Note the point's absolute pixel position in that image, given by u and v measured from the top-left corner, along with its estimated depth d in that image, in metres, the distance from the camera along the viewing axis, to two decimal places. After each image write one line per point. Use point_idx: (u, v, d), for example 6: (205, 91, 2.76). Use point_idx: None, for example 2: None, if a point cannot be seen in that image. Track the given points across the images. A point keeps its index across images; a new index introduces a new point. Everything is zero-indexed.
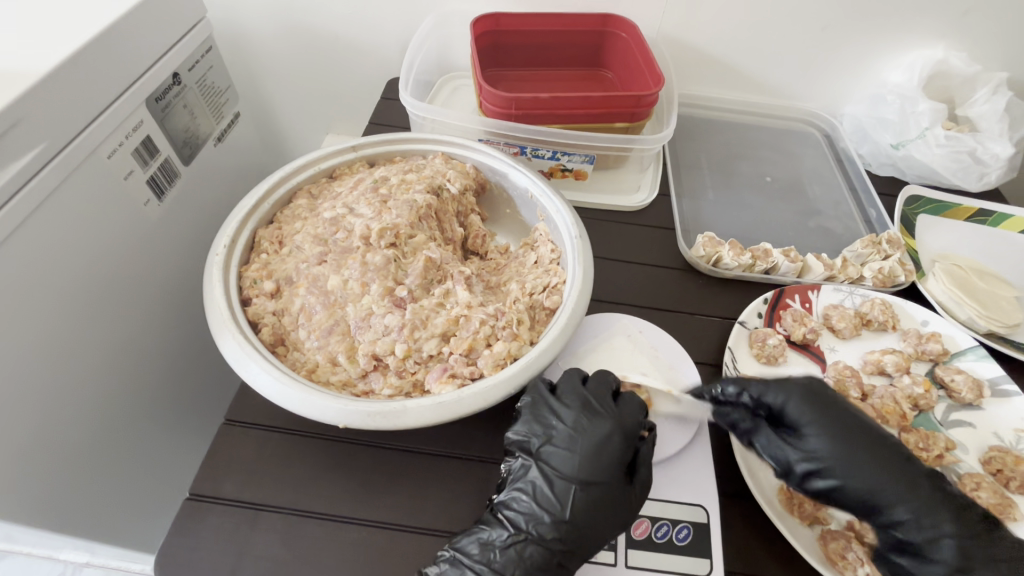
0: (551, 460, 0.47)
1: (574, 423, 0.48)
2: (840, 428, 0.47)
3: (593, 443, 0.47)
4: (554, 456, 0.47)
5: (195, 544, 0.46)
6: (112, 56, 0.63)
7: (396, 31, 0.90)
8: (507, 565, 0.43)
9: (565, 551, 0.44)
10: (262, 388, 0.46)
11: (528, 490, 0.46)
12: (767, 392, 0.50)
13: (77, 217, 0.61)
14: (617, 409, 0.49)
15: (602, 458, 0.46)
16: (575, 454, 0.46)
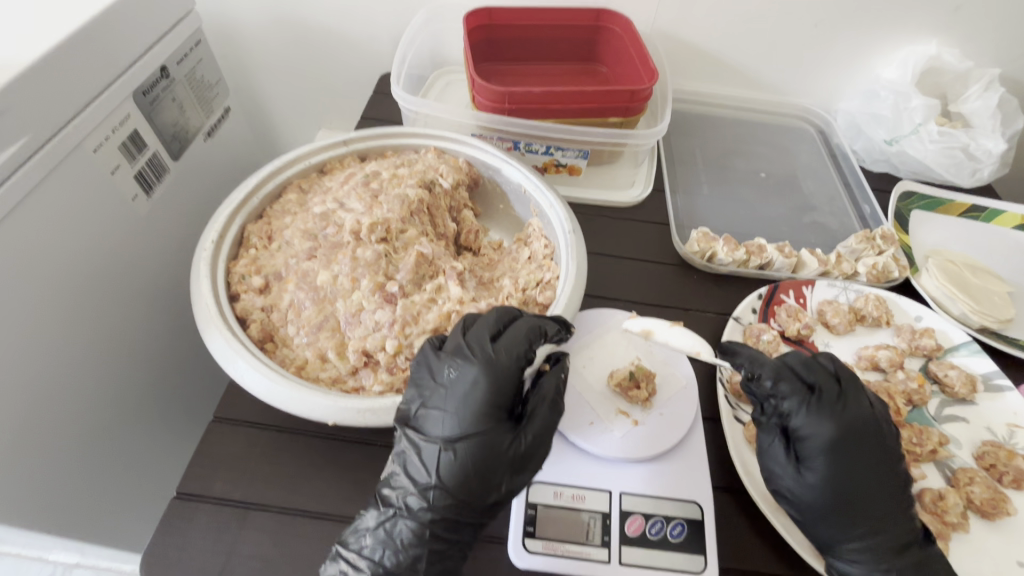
0: (425, 425, 0.43)
1: (444, 378, 0.44)
2: (847, 464, 0.46)
3: (461, 398, 0.43)
4: (434, 418, 0.43)
5: (182, 543, 0.46)
6: (98, 48, 0.62)
7: (388, 25, 0.89)
8: (378, 548, 0.42)
9: (444, 520, 0.43)
10: (251, 385, 0.46)
11: (405, 462, 0.44)
12: (798, 413, 0.48)
13: (63, 212, 0.60)
14: (492, 351, 0.45)
15: (475, 413, 0.43)
16: (448, 413, 0.43)
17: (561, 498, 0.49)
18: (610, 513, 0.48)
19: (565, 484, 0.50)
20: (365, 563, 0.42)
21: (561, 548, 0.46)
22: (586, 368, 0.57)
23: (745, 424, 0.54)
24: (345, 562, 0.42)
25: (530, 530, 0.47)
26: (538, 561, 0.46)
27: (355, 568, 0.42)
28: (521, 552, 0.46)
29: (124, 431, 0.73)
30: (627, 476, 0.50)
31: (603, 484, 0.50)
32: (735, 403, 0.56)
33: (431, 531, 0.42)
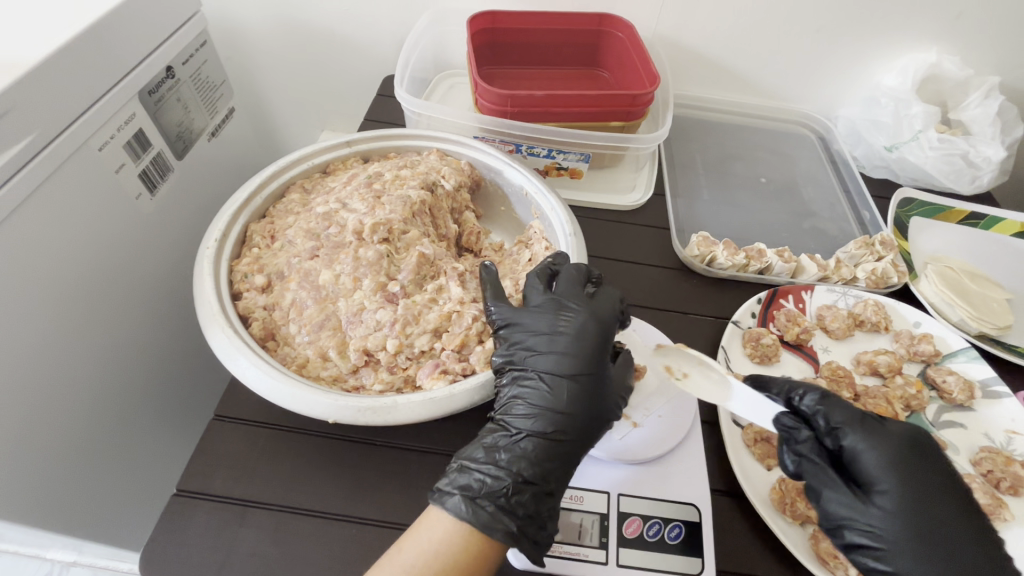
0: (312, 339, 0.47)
1: (551, 325, 0.49)
2: (926, 505, 0.43)
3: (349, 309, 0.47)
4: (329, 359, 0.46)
5: (181, 539, 0.46)
6: (104, 48, 0.63)
7: (392, 28, 0.90)
8: (516, 462, 0.44)
9: (568, 442, 0.46)
10: (251, 381, 0.46)
11: (522, 393, 0.47)
12: (850, 435, 0.46)
13: (70, 210, 0.61)
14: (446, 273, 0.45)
15: (587, 349, 0.48)
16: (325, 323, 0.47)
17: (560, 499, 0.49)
18: (608, 514, 0.48)
19: None
20: (502, 472, 0.43)
21: (558, 549, 0.46)
22: None
23: (744, 428, 0.55)
24: (478, 472, 0.43)
25: None
26: (536, 561, 0.46)
27: (492, 476, 0.43)
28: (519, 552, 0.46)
29: (128, 428, 0.74)
30: (625, 478, 0.50)
31: (601, 485, 0.50)
32: None
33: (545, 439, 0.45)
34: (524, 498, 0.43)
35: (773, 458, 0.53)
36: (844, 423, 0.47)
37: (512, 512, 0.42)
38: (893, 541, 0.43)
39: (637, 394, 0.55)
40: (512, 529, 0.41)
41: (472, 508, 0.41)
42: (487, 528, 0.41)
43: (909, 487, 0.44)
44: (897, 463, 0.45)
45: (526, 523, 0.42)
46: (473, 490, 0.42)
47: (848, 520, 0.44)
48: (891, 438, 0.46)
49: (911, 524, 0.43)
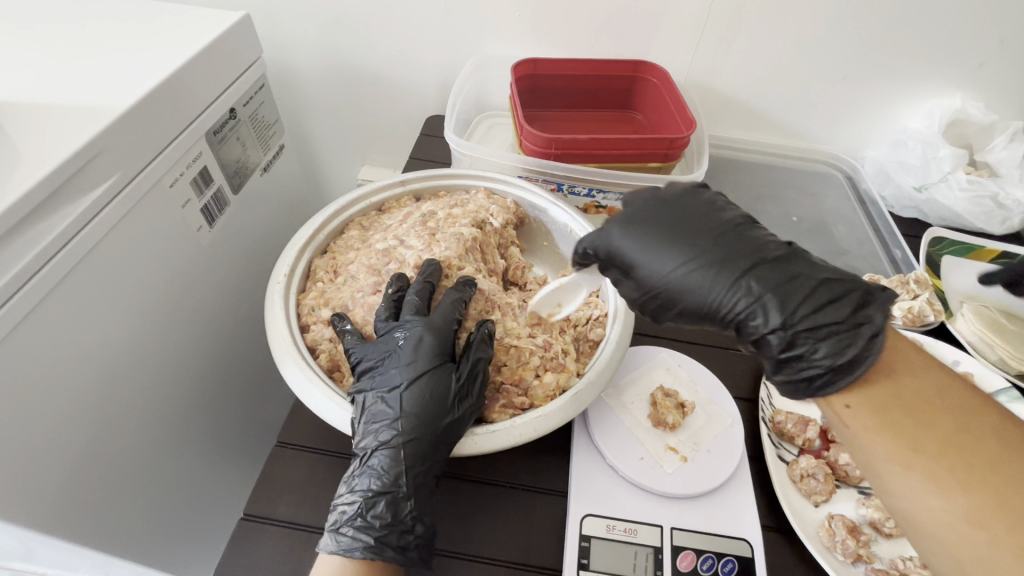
0: (382, 381, 0.50)
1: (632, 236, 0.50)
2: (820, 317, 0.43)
3: (415, 350, 0.50)
4: (402, 400, 0.48)
5: (250, 563, 0.48)
6: (181, 94, 0.68)
7: (437, 73, 0.95)
8: (363, 485, 0.47)
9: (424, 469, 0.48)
10: (324, 412, 0.49)
11: (375, 415, 0.48)
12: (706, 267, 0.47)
13: (142, 243, 0.65)
14: (435, 321, 0.53)
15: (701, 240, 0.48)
16: (403, 368, 0.50)
17: (614, 531, 0.50)
18: (662, 547, 0.49)
19: (617, 517, 0.51)
20: (358, 498, 0.46)
21: None
22: (635, 403, 0.58)
23: (789, 464, 0.56)
24: (352, 497, 0.46)
25: (585, 563, 0.48)
26: None
27: (347, 502, 0.46)
28: None
29: (193, 453, 0.77)
30: (675, 511, 0.51)
31: (654, 518, 0.51)
32: (778, 443, 0.58)
33: (408, 460, 0.47)
34: (372, 527, 0.46)
35: (820, 495, 0.53)
36: (609, 238, 0.50)
37: (369, 527, 0.46)
38: (754, 305, 0.44)
39: (687, 428, 0.56)
40: (371, 542, 0.45)
41: (343, 538, 0.45)
42: (347, 552, 0.44)
43: (771, 260, 0.46)
44: (668, 258, 0.47)
45: (398, 548, 0.46)
46: (352, 517, 0.46)
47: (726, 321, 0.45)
48: (659, 233, 0.48)
49: (728, 281, 0.45)
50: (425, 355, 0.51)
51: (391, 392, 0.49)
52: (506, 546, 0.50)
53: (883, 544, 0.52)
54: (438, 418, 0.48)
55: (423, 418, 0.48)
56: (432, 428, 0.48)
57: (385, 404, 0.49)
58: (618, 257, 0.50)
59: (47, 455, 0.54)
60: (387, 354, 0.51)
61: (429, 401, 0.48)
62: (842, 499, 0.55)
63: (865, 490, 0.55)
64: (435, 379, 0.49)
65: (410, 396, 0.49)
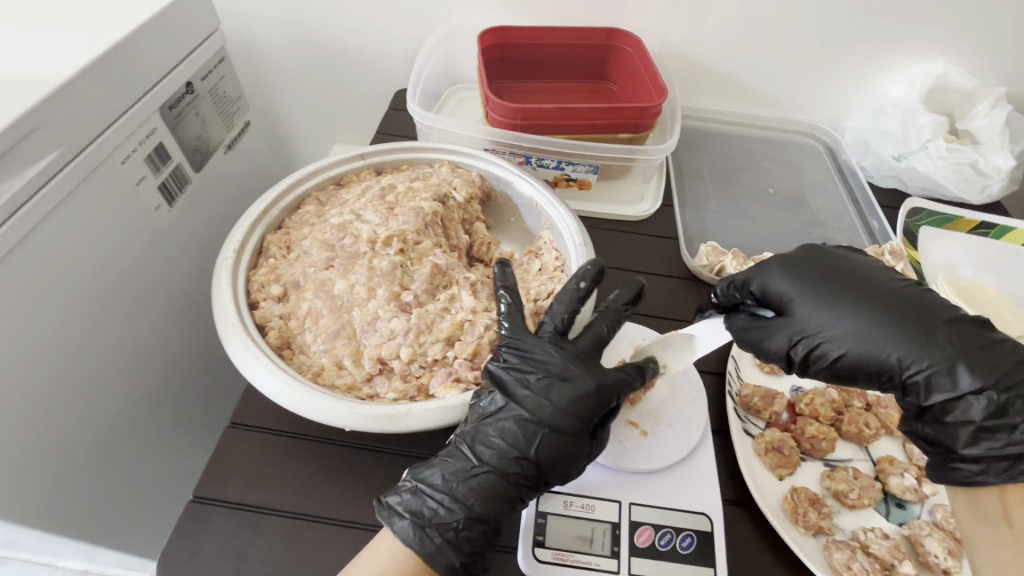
0: (525, 404, 0.46)
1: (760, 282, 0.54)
2: (860, 329, 0.48)
3: (578, 397, 0.46)
4: (544, 441, 0.45)
5: (197, 545, 0.47)
6: (129, 64, 0.65)
7: (404, 44, 0.92)
8: (469, 496, 0.44)
9: (525, 485, 0.45)
10: (268, 389, 0.47)
11: (503, 428, 0.46)
12: (771, 286, 0.53)
13: (90, 221, 0.63)
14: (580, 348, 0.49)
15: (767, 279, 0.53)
16: (551, 404, 0.46)
17: (570, 507, 0.49)
18: (620, 523, 0.48)
19: (575, 493, 0.50)
20: (455, 504, 0.44)
21: (569, 558, 0.46)
22: None
23: (755, 437, 0.55)
24: (432, 499, 0.44)
25: (540, 540, 0.47)
26: (548, 570, 0.46)
27: (444, 506, 0.44)
28: (531, 561, 0.46)
29: (143, 438, 0.75)
30: (633, 486, 0.51)
31: (612, 494, 0.50)
32: (745, 417, 0.57)
33: (515, 493, 0.45)
34: (472, 534, 0.44)
35: (784, 468, 0.53)
36: (764, 276, 0.53)
37: (457, 547, 0.43)
38: (903, 345, 0.46)
39: (648, 403, 0.56)
40: (453, 564, 0.42)
41: (421, 537, 0.42)
42: (429, 560, 0.42)
43: (949, 319, 0.47)
44: (821, 298, 0.50)
45: (471, 561, 0.43)
46: (424, 518, 0.43)
47: (790, 343, 0.50)
48: (810, 276, 0.52)
49: (888, 320, 0.47)
50: (569, 395, 0.46)
51: (531, 423, 0.46)
52: None
53: (844, 515, 0.52)
54: (569, 466, 0.45)
55: (543, 460, 0.45)
56: (561, 474, 0.45)
57: (521, 430, 0.46)
58: (771, 294, 0.53)
59: None
60: (542, 377, 0.47)
61: (569, 442, 0.45)
62: (806, 472, 0.54)
63: (830, 463, 0.55)
64: (557, 420, 0.45)
65: (551, 440, 0.45)
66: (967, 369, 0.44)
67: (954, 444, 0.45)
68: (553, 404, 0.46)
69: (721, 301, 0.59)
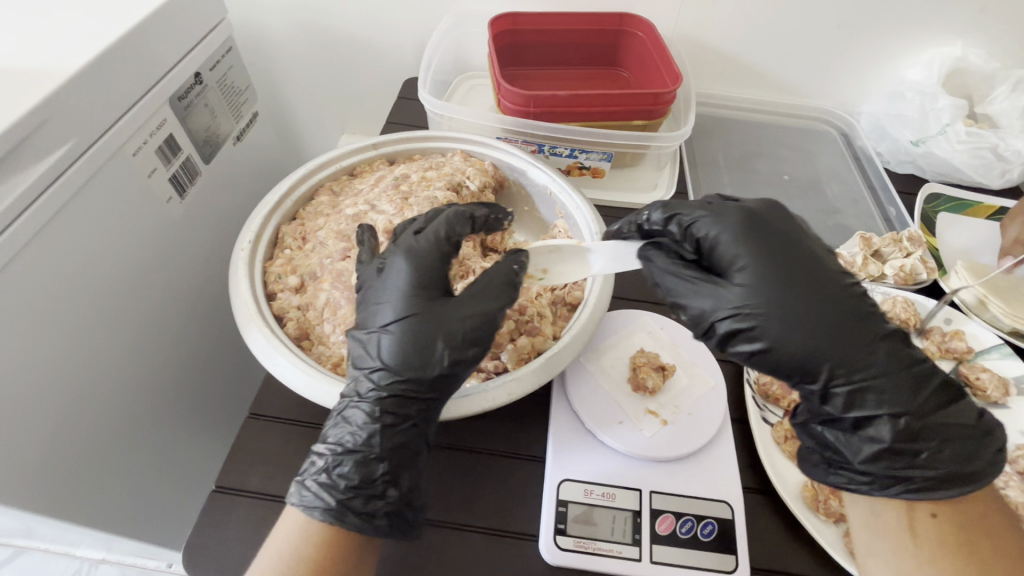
0: (367, 325, 0.45)
1: (701, 226, 0.46)
2: (772, 291, 0.42)
3: (401, 296, 0.45)
4: (384, 345, 0.44)
5: (221, 534, 0.47)
6: (137, 55, 0.64)
7: (413, 31, 0.91)
8: (345, 436, 0.43)
9: (404, 417, 0.44)
10: (290, 380, 0.47)
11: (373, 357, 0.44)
12: (701, 224, 0.46)
13: (103, 214, 0.62)
14: (418, 242, 0.47)
15: (753, 228, 0.45)
16: (387, 312, 0.45)
17: (591, 496, 0.49)
18: (641, 511, 0.48)
19: (595, 481, 0.50)
20: (337, 449, 0.43)
21: (592, 545, 0.47)
22: (615, 367, 0.57)
23: (774, 425, 0.55)
24: (321, 448, 0.43)
25: (562, 528, 0.47)
26: (571, 558, 0.46)
27: (319, 454, 0.43)
28: (554, 549, 0.46)
29: (163, 432, 0.76)
30: (654, 475, 0.50)
31: (633, 483, 0.50)
32: (763, 405, 0.56)
33: (381, 412, 0.43)
34: (352, 476, 0.42)
35: None
36: (716, 225, 0.45)
37: (333, 487, 0.41)
38: (830, 350, 0.41)
39: (667, 392, 0.55)
40: (331, 504, 0.41)
41: (302, 489, 0.42)
42: (307, 508, 0.41)
43: (881, 330, 0.42)
44: (770, 273, 0.43)
45: (354, 498, 0.42)
46: (307, 468, 0.43)
47: (714, 312, 0.43)
48: (761, 240, 0.44)
49: (832, 313, 0.42)
50: (398, 300, 0.45)
51: (370, 339, 0.44)
52: (483, 513, 0.49)
53: None
54: (423, 358, 0.43)
55: (393, 368, 0.43)
56: (443, 386, 0.44)
57: (394, 353, 0.43)
58: (717, 247, 0.45)
59: (15, 433, 0.53)
60: (375, 294, 0.46)
61: (420, 357, 0.43)
62: None
63: None
64: (393, 325, 0.44)
65: (391, 341, 0.43)
66: (893, 393, 0.41)
67: (853, 456, 0.43)
68: (409, 317, 0.44)
69: (651, 228, 0.50)
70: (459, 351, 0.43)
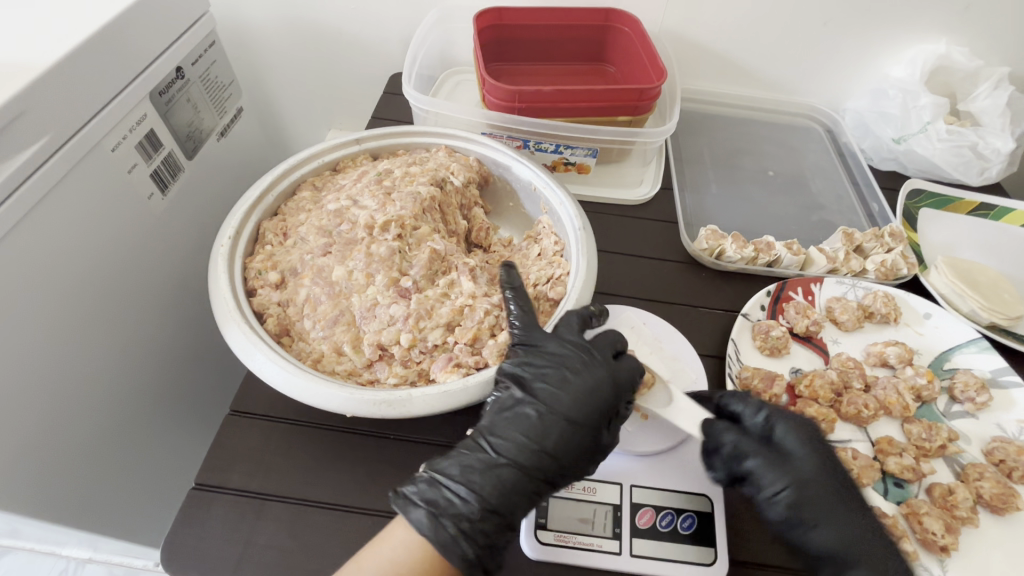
0: (540, 399, 0.47)
1: (760, 414, 0.50)
2: (824, 487, 0.45)
3: (598, 387, 0.47)
4: (526, 424, 0.46)
5: (200, 532, 0.47)
6: (116, 49, 0.63)
7: (399, 26, 0.90)
8: (487, 486, 0.43)
9: (545, 478, 0.45)
10: (268, 376, 0.47)
11: (512, 422, 0.46)
12: (761, 409, 0.50)
13: (80, 212, 0.61)
14: (615, 361, 0.50)
15: (804, 433, 0.48)
16: (569, 395, 0.47)
17: (572, 490, 0.50)
18: (621, 504, 0.49)
19: (576, 476, 0.50)
20: (473, 495, 0.42)
21: (572, 539, 0.47)
22: None
23: None
24: (450, 489, 0.42)
25: (542, 522, 0.47)
26: (550, 551, 0.46)
27: (461, 497, 0.42)
28: (533, 543, 0.46)
29: (142, 431, 0.75)
30: (635, 469, 0.51)
31: (613, 477, 0.50)
32: None
33: (537, 485, 0.44)
34: (487, 527, 0.42)
35: None
36: (778, 417, 0.49)
37: (471, 539, 0.41)
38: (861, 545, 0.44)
39: None
40: (468, 556, 0.40)
41: (435, 526, 0.40)
42: (443, 550, 0.40)
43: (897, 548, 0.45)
44: (825, 474, 0.46)
45: (485, 552, 0.41)
46: (439, 507, 0.42)
47: (771, 483, 0.46)
48: (823, 453, 0.48)
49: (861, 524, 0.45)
50: (582, 385, 0.47)
51: (553, 419, 0.46)
52: None
53: None
54: (592, 457, 0.46)
55: (569, 451, 0.45)
56: (582, 463, 0.46)
57: (540, 425, 0.46)
58: (775, 433, 0.49)
59: None
60: (563, 371, 0.48)
61: (586, 446, 0.46)
62: None
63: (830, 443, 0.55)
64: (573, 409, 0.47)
65: (571, 433, 0.46)
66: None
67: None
68: (571, 397, 0.47)
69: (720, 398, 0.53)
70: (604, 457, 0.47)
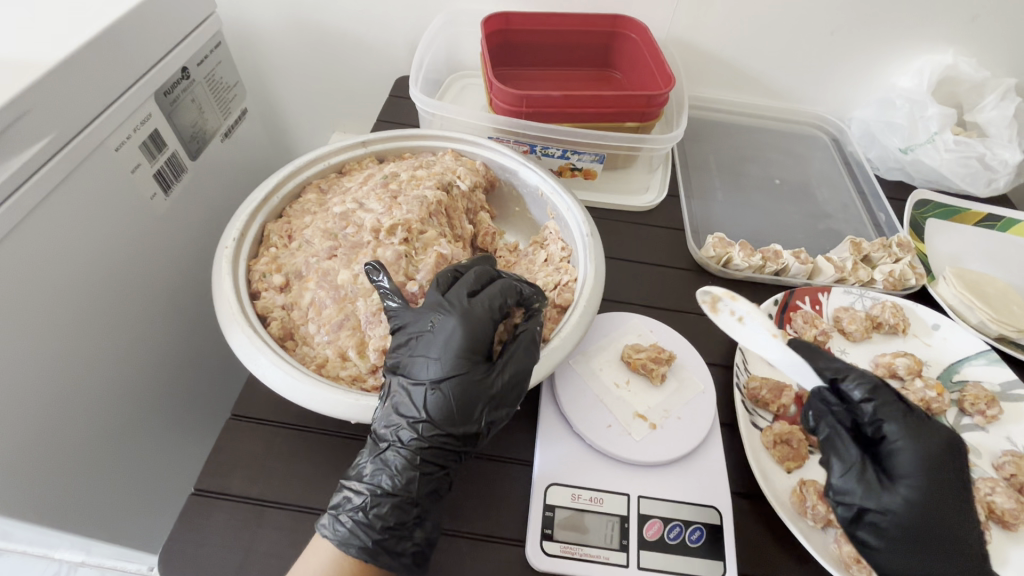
0: (418, 367, 0.45)
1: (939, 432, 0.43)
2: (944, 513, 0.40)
3: (445, 344, 0.44)
4: (426, 398, 0.44)
5: (199, 539, 0.46)
6: (122, 47, 0.63)
7: (405, 29, 0.90)
8: (379, 476, 0.43)
9: (440, 451, 0.44)
10: (272, 380, 0.46)
11: (401, 403, 0.44)
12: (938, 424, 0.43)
13: (82, 211, 0.61)
14: (470, 303, 0.46)
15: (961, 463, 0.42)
16: (438, 361, 0.44)
17: (578, 500, 0.49)
18: (629, 516, 0.48)
19: (582, 486, 0.49)
20: (367, 489, 0.43)
21: (578, 551, 0.46)
22: (606, 372, 0.56)
23: (763, 430, 0.54)
24: (352, 488, 0.43)
25: (548, 533, 0.47)
26: (555, 563, 0.45)
27: (357, 492, 0.43)
28: (539, 554, 0.45)
29: (140, 434, 0.74)
30: (642, 480, 0.50)
31: (620, 487, 0.49)
32: (752, 409, 0.56)
33: (430, 460, 0.44)
34: (386, 514, 0.42)
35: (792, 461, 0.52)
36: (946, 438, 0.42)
37: (370, 526, 0.42)
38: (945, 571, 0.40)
39: (658, 395, 0.55)
40: (368, 543, 0.42)
41: (335, 523, 0.42)
42: (343, 544, 0.41)
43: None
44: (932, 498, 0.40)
45: (387, 536, 0.42)
46: (340, 506, 0.43)
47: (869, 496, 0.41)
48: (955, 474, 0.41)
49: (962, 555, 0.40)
50: (450, 343, 0.44)
51: (442, 383, 0.43)
52: (470, 518, 0.48)
53: None
54: (471, 410, 0.44)
55: (453, 413, 0.43)
56: (476, 415, 0.44)
57: (427, 395, 0.44)
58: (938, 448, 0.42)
59: None
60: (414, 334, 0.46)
61: (453, 409, 0.43)
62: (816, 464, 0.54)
63: None
64: (499, 390, 0.44)
65: (436, 396, 0.43)
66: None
67: None
68: (434, 360, 0.44)
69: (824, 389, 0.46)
70: (502, 401, 0.45)
